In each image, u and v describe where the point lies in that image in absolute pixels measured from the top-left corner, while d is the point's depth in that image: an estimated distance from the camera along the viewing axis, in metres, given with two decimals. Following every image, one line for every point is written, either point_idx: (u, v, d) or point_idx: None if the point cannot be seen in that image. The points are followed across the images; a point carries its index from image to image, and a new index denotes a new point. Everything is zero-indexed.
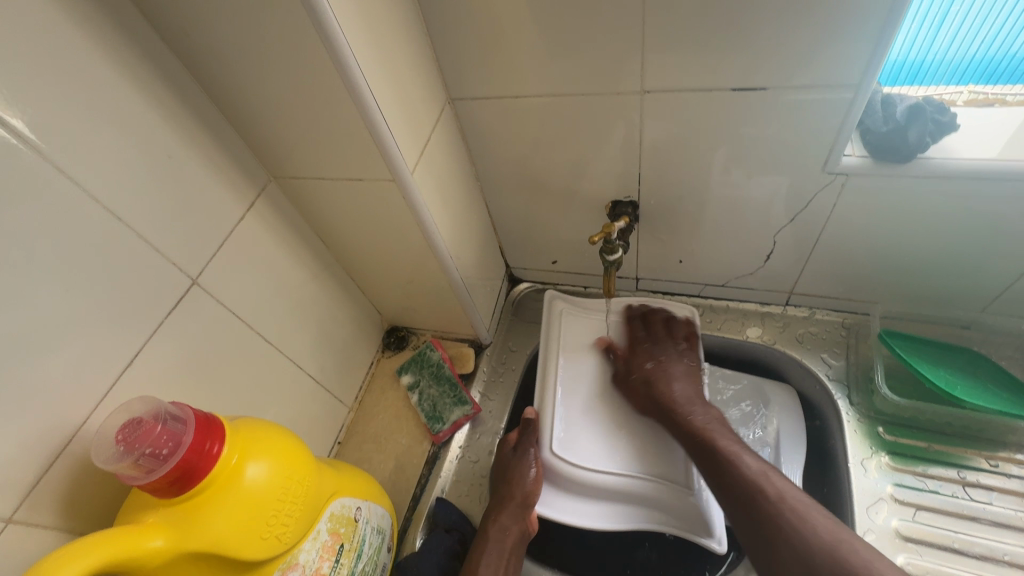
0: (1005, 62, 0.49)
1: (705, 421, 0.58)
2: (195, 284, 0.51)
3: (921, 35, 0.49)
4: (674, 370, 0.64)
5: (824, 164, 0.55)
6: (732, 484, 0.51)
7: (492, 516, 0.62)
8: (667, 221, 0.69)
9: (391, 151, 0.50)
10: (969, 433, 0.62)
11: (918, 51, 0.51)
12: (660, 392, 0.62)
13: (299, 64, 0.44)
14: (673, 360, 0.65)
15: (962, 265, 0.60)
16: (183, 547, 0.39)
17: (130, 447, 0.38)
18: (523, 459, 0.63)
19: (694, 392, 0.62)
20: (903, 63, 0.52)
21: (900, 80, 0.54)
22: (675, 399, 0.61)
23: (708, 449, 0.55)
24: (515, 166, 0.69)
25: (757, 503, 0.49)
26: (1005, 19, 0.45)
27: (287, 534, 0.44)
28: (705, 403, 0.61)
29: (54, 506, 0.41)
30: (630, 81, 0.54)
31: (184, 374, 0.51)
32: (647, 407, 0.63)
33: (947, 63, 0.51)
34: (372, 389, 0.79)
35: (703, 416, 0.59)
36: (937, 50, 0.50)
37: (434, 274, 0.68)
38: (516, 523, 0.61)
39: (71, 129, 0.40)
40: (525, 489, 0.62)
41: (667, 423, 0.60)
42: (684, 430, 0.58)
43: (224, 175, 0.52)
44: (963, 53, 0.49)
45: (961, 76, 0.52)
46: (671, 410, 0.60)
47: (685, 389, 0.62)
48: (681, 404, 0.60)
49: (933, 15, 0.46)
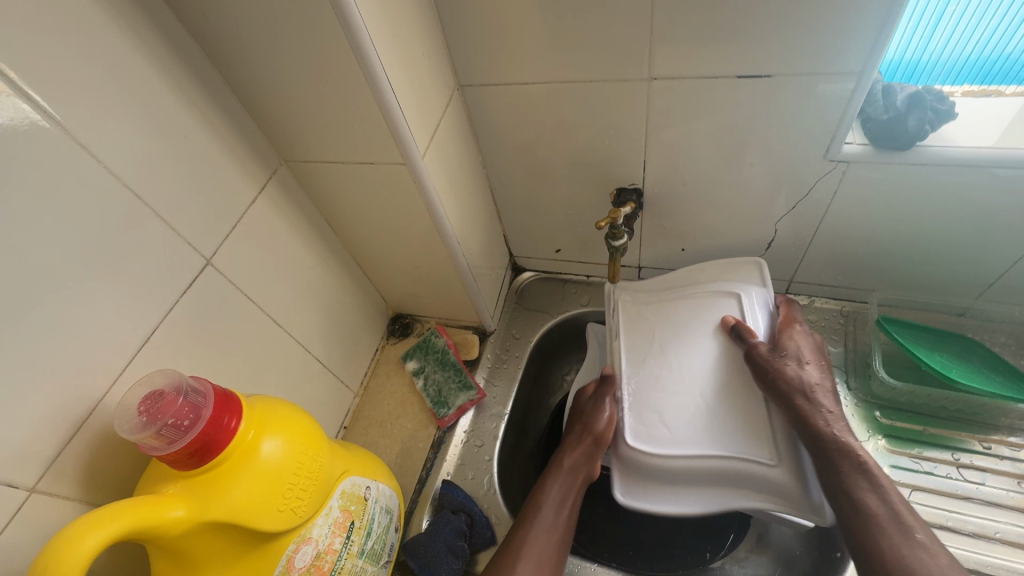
0: (999, 62, 0.51)
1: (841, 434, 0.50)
2: (209, 265, 0.52)
3: (917, 34, 0.51)
4: (806, 365, 0.54)
5: (825, 152, 0.56)
6: (872, 515, 0.46)
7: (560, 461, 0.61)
8: (671, 209, 0.70)
9: (403, 134, 0.51)
10: (963, 416, 0.64)
11: (914, 50, 0.53)
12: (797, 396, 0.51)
13: (315, 45, 0.44)
14: (801, 353, 0.55)
15: (957, 254, 0.61)
16: (202, 517, 0.39)
17: (152, 418, 0.39)
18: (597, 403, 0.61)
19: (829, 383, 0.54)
20: (899, 62, 0.55)
21: (897, 78, 0.56)
22: (815, 395, 0.52)
23: (842, 463, 0.48)
24: (522, 154, 0.70)
25: (894, 529, 0.45)
26: (998, 20, 0.47)
27: (302, 508, 0.45)
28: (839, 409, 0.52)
29: (74, 478, 0.41)
30: (638, 68, 0.55)
31: (198, 352, 0.51)
32: (773, 400, 0.53)
33: (943, 63, 0.53)
34: (377, 374, 0.80)
35: (840, 423, 0.50)
36: (933, 50, 0.52)
37: (441, 260, 0.69)
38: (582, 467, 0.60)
39: (91, 107, 0.40)
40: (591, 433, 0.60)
41: (794, 424, 0.51)
42: (816, 437, 0.50)
43: (236, 158, 0.53)
44: (958, 53, 0.52)
45: (957, 76, 0.54)
46: (809, 411, 0.51)
47: (818, 378, 0.53)
48: (816, 411, 0.51)
49: (928, 16, 0.49)
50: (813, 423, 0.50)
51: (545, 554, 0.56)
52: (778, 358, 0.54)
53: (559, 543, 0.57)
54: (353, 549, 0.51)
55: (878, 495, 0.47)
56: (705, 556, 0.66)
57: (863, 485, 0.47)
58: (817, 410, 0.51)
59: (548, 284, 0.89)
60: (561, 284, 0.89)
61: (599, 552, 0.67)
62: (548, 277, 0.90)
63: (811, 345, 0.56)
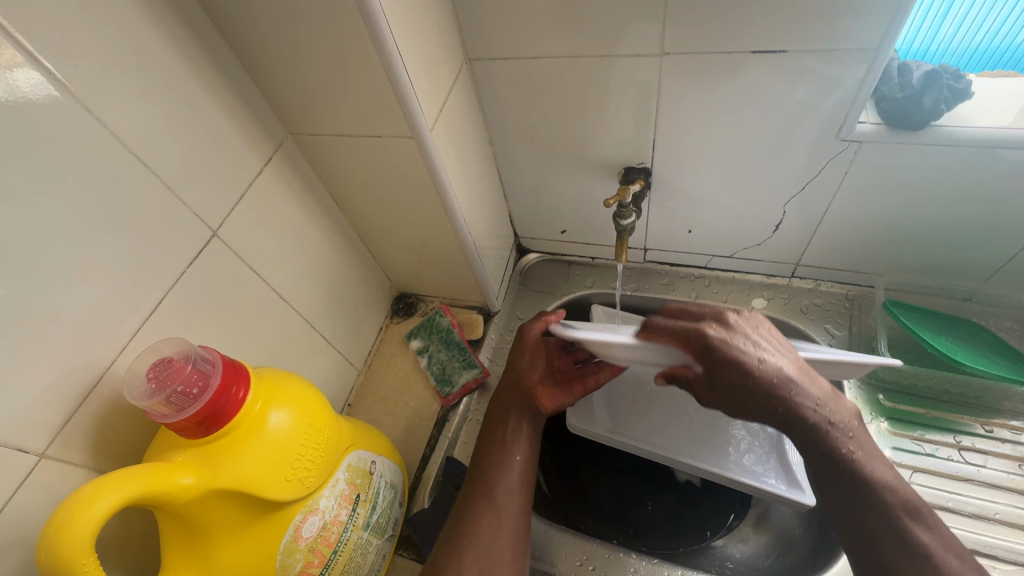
0: (1007, 50, 0.52)
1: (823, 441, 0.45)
2: (216, 237, 0.51)
3: (927, 23, 0.52)
4: (749, 392, 0.45)
5: (838, 132, 0.55)
6: (872, 539, 0.43)
7: (497, 402, 0.62)
8: (679, 190, 0.69)
9: (412, 106, 0.50)
10: (967, 400, 0.64)
11: (922, 40, 0.54)
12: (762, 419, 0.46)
13: (323, 11, 0.43)
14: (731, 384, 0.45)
15: (966, 238, 0.61)
16: (212, 484, 0.40)
17: (161, 385, 0.39)
18: (520, 351, 0.64)
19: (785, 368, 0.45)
20: (908, 51, 0.55)
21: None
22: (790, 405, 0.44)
23: (837, 475, 0.45)
24: (530, 132, 0.69)
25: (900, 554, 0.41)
26: (1009, 10, 0.48)
27: (308, 479, 0.45)
28: (809, 407, 0.45)
29: (84, 445, 0.42)
30: (651, 42, 0.54)
31: (206, 324, 0.52)
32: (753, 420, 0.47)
33: (952, 52, 0.54)
34: (381, 353, 0.80)
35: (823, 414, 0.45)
36: (942, 38, 0.53)
37: (447, 238, 0.68)
38: (526, 395, 0.61)
39: (97, 72, 0.39)
40: (520, 379, 0.62)
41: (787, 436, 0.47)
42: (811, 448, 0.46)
43: (242, 129, 0.52)
44: (967, 42, 0.52)
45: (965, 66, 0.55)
46: (788, 426, 0.45)
47: (777, 389, 0.44)
48: (789, 423, 0.45)
49: (937, 6, 0.49)
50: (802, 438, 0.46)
51: (515, 509, 0.53)
52: (723, 397, 0.47)
53: (525, 474, 0.56)
54: (358, 521, 0.52)
55: (876, 513, 0.43)
56: (705, 535, 0.66)
57: (867, 500, 0.44)
58: (799, 421, 0.45)
59: (553, 266, 0.89)
60: (566, 266, 0.88)
61: (602, 530, 0.68)
62: (553, 259, 0.89)
63: (741, 341, 0.46)
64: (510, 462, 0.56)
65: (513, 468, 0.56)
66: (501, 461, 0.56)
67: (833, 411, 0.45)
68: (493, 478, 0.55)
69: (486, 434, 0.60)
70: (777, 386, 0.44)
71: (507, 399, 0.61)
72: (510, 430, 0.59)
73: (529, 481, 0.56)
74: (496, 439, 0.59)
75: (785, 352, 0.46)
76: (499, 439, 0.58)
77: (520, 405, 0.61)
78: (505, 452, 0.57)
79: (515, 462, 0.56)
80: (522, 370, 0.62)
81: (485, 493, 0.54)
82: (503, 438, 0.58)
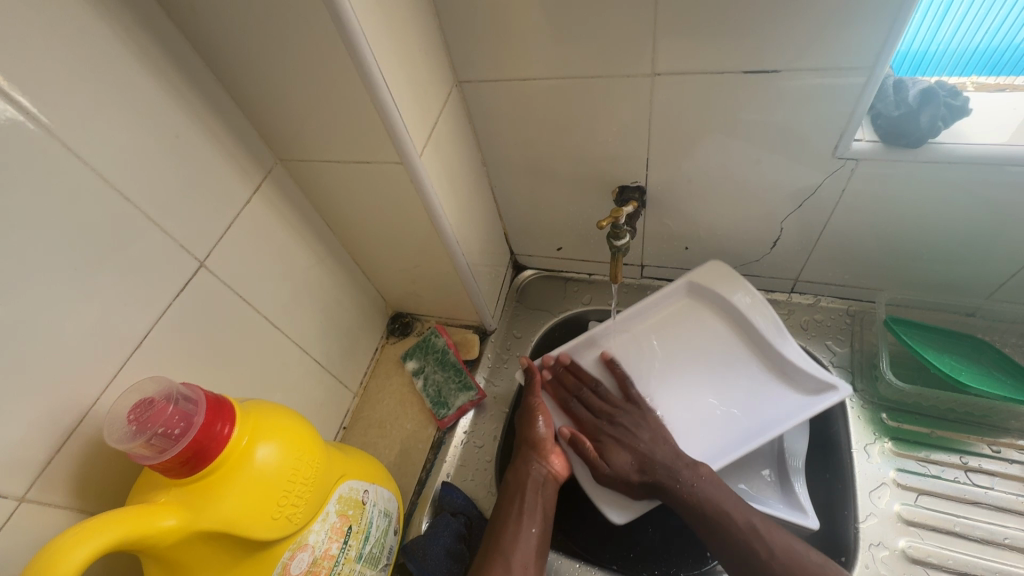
0: (1009, 54, 0.50)
1: (691, 486, 0.57)
2: (203, 267, 0.51)
3: (925, 26, 0.50)
4: (643, 440, 0.62)
5: (833, 150, 0.55)
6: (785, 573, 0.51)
7: (513, 471, 0.64)
8: (675, 207, 0.68)
9: (400, 134, 0.50)
10: (973, 419, 0.63)
11: (922, 42, 0.52)
12: (647, 471, 0.60)
13: (309, 44, 0.43)
14: (644, 429, 0.63)
15: (969, 254, 0.60)
16: (194, 526, 0.39)
17: (142, 427, 0.39)
18: (532, 417, 0.66)
19: (668, 450, 0.60)
20: (907, 53, 0.53)
21: (904, 68, 0.55)
22: (664, 481, 0.58)
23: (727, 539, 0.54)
24: (524, 151, 0.68)
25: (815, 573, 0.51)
26: (1009, 10, 0.46)
27: (297, 515, 0.44)
28: (689, 461, 0.59)
29: (66, 484, 0.41)
30: (641, 63, 0.53)
31: (193, 355, 0.51)
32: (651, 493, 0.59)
33: (952, 53, 0.51)
34: (376, 374, 0.79)
35: (687, 477, 0.58)
36: (941, 41, 0.51)
37: (440, 260, 0.68)
38: (544, 468, 0.64)
39: (79, 107, 0.39)
40: (537, 443, 0.65)
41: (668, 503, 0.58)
42: (695, 511, 0.56)
43: (231, 157, 0.52)
44: (967, 43, 0.50)
45: (965, 66, 0.52)
46: (667, 496, 0.58)
47: (654, 464, 0.60)
48: (664, 477, 0.59)
49: (933, 8, 0.47)
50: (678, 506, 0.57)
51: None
52: (621, 475, 0.61)
53: (539, 546, 0.58)
54: (350, 554, 0.51)
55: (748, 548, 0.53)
56: (707, 558, 0.65)
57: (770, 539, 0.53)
58: (671, 490, 0.58)
59: (550, 282, 0.88)
60: (563, 282, 0.87)
61: (601, 554, 0.66)
62: (549, 275, 0.89)
63: (628, 428, 0.64)
64: (526, 533, 0.58)
65: (529, 540, 0.58)
66: (517, 530, 0.58)
67: (691, 479, 0.58)
68: (509, 549, 0.57)
69: (504, 498, 0.62)
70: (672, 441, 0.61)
71: (525, 469, 0.63)
72: (528, 501, 0.61)
73: (543, 552, 0.58)
74: (513, 509, 0.60)
75: (667, 440, 0.61)
76: (517, 509, 0.60)
77: (538, 478, 0.63)
78: (521, 522, 0.59)
79: (531, 535, 0.58)
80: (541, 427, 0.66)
81: (502, 561, 0.56)
82: (521, 508, 0.60)
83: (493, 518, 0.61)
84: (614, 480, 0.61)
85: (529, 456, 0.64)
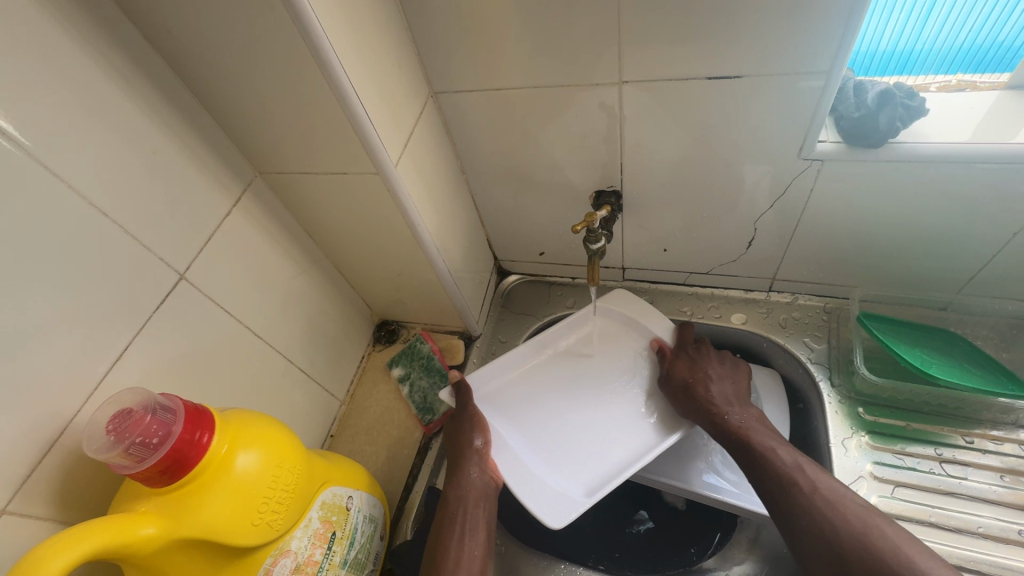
0: (994, 51, 0.52)
1: (741, 420, 0.60)
2: (184, 279, 0.52)
3: (910, 25, 0.51)
4: (713, 372, 0.65)
5: (799, 151, 0.56)
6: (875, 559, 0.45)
7: (455, 484, 0.61)
8: (651, 210, 0.70)
9: (374, 144, 0.51)
10: (947, 411, 0.64)
11: (906, 41, 0.53)
12: (700, 389, 0.63)
13: (281, 60, 0.45)
14: (719, 366, 0.67)
15: (937, 250, 0.61)
16: (174, 534, 0.40)
17: (120, 437, 0.39)
18: (472, 428, 0.65)
19: (726, 388, 0.64)
20: (891, 53, 0.55)
21: (889, 70, 0.56)
22: (710, 402, 0.62)
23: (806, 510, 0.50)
24: (501, 159, 0.69)
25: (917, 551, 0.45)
26: (990, 9, 0.48)
27: (278, 521, 0.45)
28: (742, 404, 0.63)
29: (47, 497, 0.41)
30: (610, 71, 0.55)
31: (175, 367, 0.52)
32: (694, 410, 0.63)
33: (935, 52, 0.53)
34: (363, 382, 0.80)
35: (738, 415, 0.61)
36: (925, 40, 0.52)
37: (422, 267, 0.69)
38: (485, 477, 0.62)
39: (57, 126, 0.40)
40: (477, 455, 0.63)
41: (707, 424, 0.61)
42: (740, 440, 0.58)
43: (210, 172, 0.53)
44: (950, 42, 0.52)
45: (949, 65, 0.55)
46: (711, 412, 0.61)
47: (704, 395, 0.63)
48: (718, 403, 0.62)
49: (919, 6, 0.49)
50: (723, 428, 0.60)
51: None
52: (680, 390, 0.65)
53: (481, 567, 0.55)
54: (334, 560, 0.51)
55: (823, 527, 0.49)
56: (692, 557, 0.66)
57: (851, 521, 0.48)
58: (717, 412, 0.61)
59: (534, 287, 0.89)
60: (547, 286, 0.89)
61: (587, 555, 0.67)
62: (534, 280, 0.90)
63: (712, 360, 0.67)
64: (469, 556, 0.55)
65: (472, 563, 0.55)
66: (458, 552, 0.55)
67: (741, 418, 0.60)
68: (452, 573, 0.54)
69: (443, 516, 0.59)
70: (738, 384, 0.66)
71: (467, 482, 0.61)
72: (471, 516, 0.58)
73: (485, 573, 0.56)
74: (456, 530, 0.57)
75: (734, 384, 0.65)
76: (459, 528, 0.57)
77: (480, 490, 0.61)
78: (462, 544, 0.56)
79: (474, 556, 0.55)
80: (479, 436, 0.65)
81: None
82: (464, 527, 0.57)
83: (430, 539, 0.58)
84: (667, 387, 0.66)
85: (471, 468, 0.62)
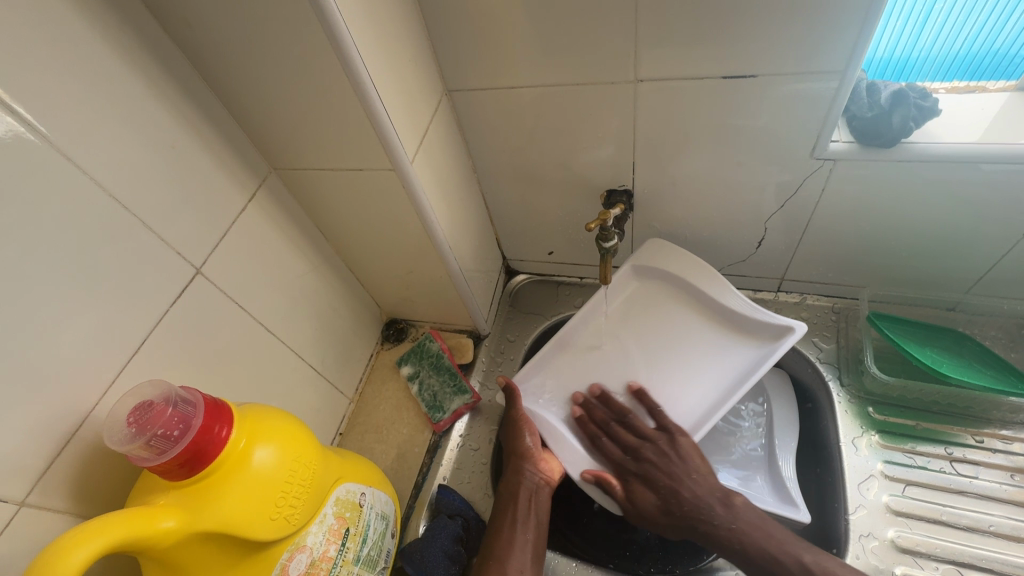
0: (989, 58, 0.53)
1: (730, 525, 0.56)
2: (200, 273, 0.52)
3: (908, 32, 0.52)
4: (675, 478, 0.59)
5: (811, 151, 0.57)
6: None
7: (505, 481, 0.64)
8: (662, 210, 0.70)
9: (393, 142, 0.51)
10: (956, 411, 0.64)
11: (904, 48, 0.54)
12: (679, 509, 0.58)
13: (300, 56, 0.45)
14: (667, 460, 0.61)
15: (947, 250, 0.62)
16: (193, 527, 0.39)
17: (141, 429, 0.40)
18: (518, 429, 0.66)
19: (702, 488, 0.59)
20: (889, 60, 0.56)
21: (888, 75, 0.57)
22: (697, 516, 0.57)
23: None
24: (513, 158, 0.70)
25: None
26: (987, 16, 0.49)
27: (294, 515, 0.45)
28: (726, 500, 0.58)
29: (65, 491, 0.41)
30: (625, 70, 0.55)
31: (190, 362, 0.51)
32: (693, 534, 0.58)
33: (933, 59, 0.54)
34: (372, 380, 0.80)
35: (724, 518, 0.57)
36: (922, 46, 0.53)
37: (433, 265, 0.69)
38: (537, 475, 0.64)
39: (78, 117, 0.40)
40: (527, 454, 0.65)
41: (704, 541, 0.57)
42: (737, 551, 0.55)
43: (226, 167, 0.53)
44: (947, 49, 0.53)
45: (947, 72, 0.55)
46: (702, 534, 0.57)
47: (685, 505, 0.58)
48: (700, 512, 0.58)
49: (916, 12, 0.50)
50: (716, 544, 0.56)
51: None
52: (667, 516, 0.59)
53: (535, 550, 0.59)
54: (347, 556, 0.51)
55: None
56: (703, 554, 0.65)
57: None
58: (709, 529, 0.57)
59: (542, 286, 0.89)
60: (555, 286, 0.89)
61: (600, 555, 0.68)
62: (541, 279, 0.90)
63: (659, 463, 0.61)
64: (521, 539, 0.59)
65: (525, 546, 0.59)
66: (511, 538, 0.59)
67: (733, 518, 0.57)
68: (505, 554, 0.58)
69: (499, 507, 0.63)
70: (702, 470, 0.60)
71: (518, 477, 0.63)
72: (522, 509, 0.61)
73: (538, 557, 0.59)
74: (509, 516, 0.61)
75: (703, 478, 0.59)
76: (511, 517, 0.61)
77: (531, 485, 0.63)
78: (515, 529, 0.60)
79: (526, 540, 0.59)
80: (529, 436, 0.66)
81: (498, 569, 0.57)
82: (516, 517, 0.61)
83: (489, 526, 0.62)
84: (641, 517, 0.60)
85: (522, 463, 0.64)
